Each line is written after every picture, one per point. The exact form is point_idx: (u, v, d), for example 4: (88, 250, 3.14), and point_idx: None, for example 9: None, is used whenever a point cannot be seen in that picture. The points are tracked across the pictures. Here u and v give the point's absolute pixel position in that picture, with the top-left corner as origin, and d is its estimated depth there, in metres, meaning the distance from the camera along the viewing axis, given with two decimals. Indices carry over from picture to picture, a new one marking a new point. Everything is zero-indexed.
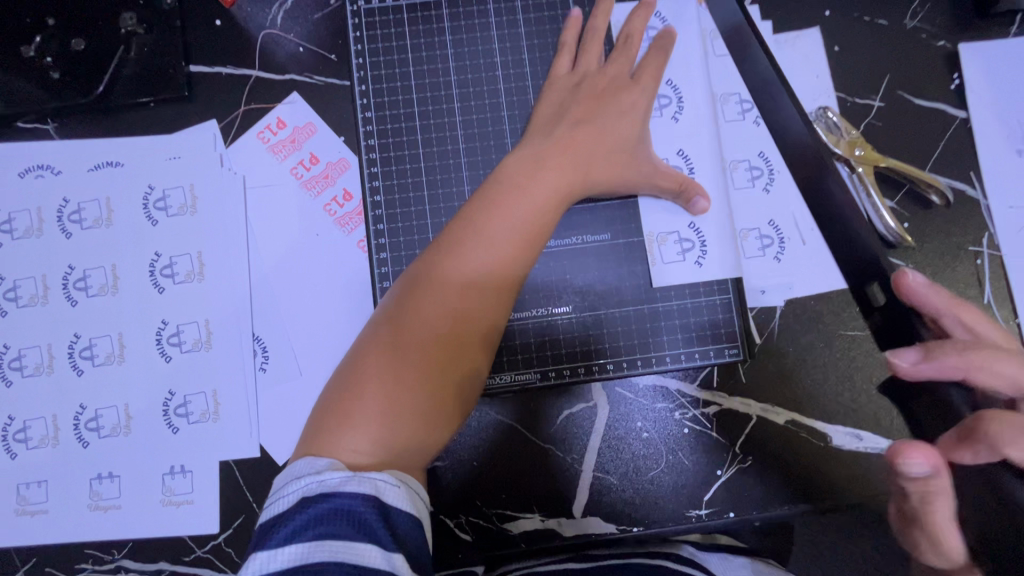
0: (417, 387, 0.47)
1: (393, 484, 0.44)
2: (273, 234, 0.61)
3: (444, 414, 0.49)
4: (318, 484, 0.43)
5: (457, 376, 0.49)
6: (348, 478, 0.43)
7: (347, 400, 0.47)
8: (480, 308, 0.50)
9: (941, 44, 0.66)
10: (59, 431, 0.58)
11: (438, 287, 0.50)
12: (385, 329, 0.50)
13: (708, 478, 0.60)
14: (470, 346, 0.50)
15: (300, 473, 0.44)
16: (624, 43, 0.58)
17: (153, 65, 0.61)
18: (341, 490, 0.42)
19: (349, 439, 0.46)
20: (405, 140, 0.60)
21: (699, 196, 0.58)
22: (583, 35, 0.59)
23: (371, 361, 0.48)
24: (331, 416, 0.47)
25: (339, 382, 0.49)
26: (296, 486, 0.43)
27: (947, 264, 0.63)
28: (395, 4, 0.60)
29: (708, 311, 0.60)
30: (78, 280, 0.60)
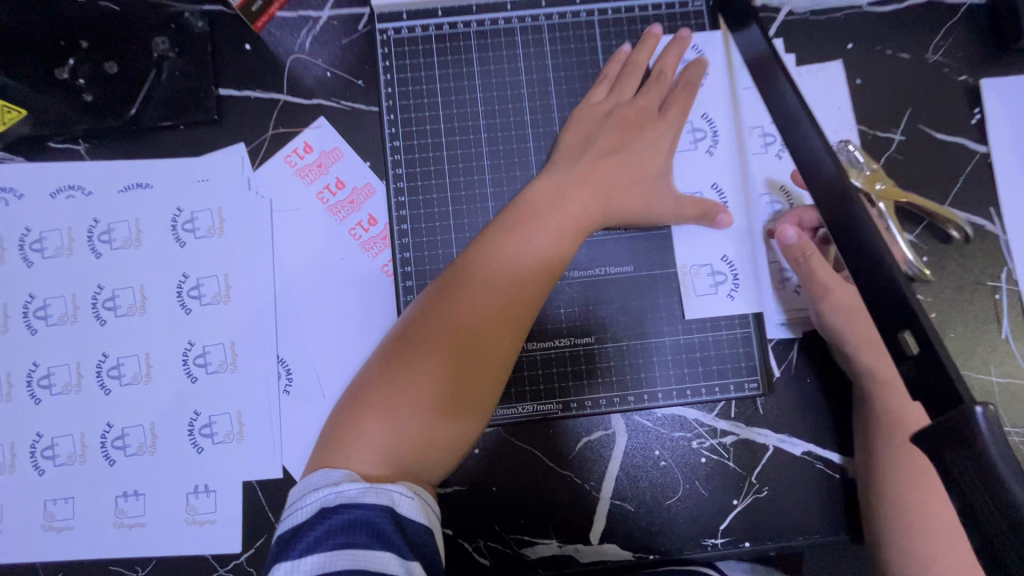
0: (423, 404, 0.48)
1: (408, 496, 0.46)
2: (299, 257, 0.62)
3: (453, 433, 0.50)
4: (336, 495, 0.44)
5: (468, 398, 0.50)
6: (366, 489, 0.44)
7: (361, 413, 0.49)
8: (489, 330, 0.50)
9: (963, 79, 0.66)
10: (86, 448, 0.59)
11: (453, 309, 0.51)
12: (396, 347, 0.51)
13: (724, 508, 0.60)
14: (478, 367, 0.50)
15: (316, 485, 0.46)
16: (655, 78, 0.59)
17: (184, 89, 0.62)
18: (360, 501, 0.43)
19: (357, 451, 0.47)
20: (432, 170, 0.61)
21: (721, 212, 0.59)
22: (623, 68, 0.60)
23: (382, 377, 0.50)
24: (342, 429, 0.49)
25: (354, 396, 0.51)
26: (313, 498, 0.45)
27: (965, 298, 0.64)
28: (423, 33, 0.61)
29: (729, 345, 0.60)
30: (106, 299, 0.61)
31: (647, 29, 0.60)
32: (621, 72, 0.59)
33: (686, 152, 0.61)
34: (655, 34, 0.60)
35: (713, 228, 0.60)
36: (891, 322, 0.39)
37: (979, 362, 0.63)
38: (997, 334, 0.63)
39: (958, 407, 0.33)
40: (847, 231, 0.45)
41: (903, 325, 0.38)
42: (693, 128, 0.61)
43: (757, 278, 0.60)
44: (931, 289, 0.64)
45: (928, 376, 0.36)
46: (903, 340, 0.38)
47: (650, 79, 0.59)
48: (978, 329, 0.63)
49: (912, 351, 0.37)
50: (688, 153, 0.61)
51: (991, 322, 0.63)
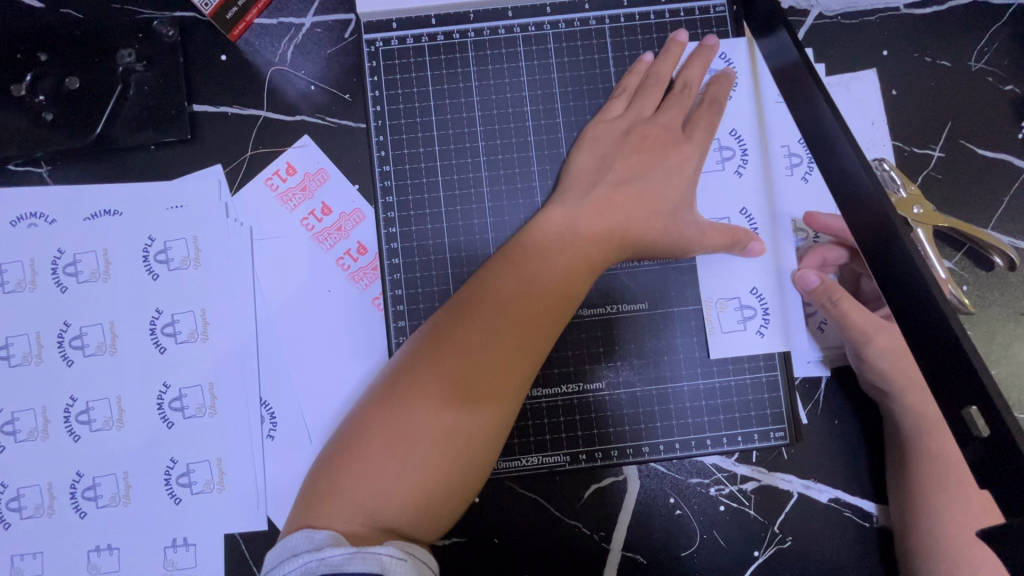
0: (415, 457, 0.43)
1: (399, 557, 0.39)
2: (282, 289, 0.57)
3: (448, 489, 0.44)
4: (319, 563, 0.38)
5: (465, 449, 0.44)
6: (351, 555, 0.38)
7: (345, 465, 0.44)
8: (491, 375, 0.45)
9: (1008, 89, 0.60)
10: (55, 500, 0.55)
11: (450, 350, 0.45)
12: (387, 391, 0.46)
13: (744, 560, 0.56)
14: (478, 417, 0.45)
15: (296, 549, 0.40)
16: (679, 91, 0.53)
17: (153, 106, 0.57)
18: (345, 570, 0.38)
19: (341, 508, 0.42)
20: (426, 197, 0.55)
21: (754, 240, 0.54)
22: (644, 81, 0.54)
23: (370, 425, 0.45)
24: (323, 482, 0.44)
25: (338, 444, 0.46)
26: (294, 564, 0.39)
27: (1008, 331, 0.58)
28: (416, 44, 0.55)
29: (754, 390, 0.55)
30: (74, 337, 0.56)
31: (672, 35, 0.55)
32: (641, 86, 0.54)
33: (712, 173, 0.55)
34: (679, 42, 0.54)
35: (743, 257, 0.55)
36: (953, 393, 0.34)
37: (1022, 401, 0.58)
38: None
39: None
40: (893, 277, 0.39)
41: (967, 398, 0.33)
42: (720, 147, 0.55)
43: (788, 315, 0.55)
44: (971, 321, 0.58)
45: (1001, 463, 0.31)
46: (968, 417, 0.33)
47: (673, 93, 0.53)
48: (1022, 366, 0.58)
49: (979, 432, 0.32)
50: (715, 175, 0.55)
51: None
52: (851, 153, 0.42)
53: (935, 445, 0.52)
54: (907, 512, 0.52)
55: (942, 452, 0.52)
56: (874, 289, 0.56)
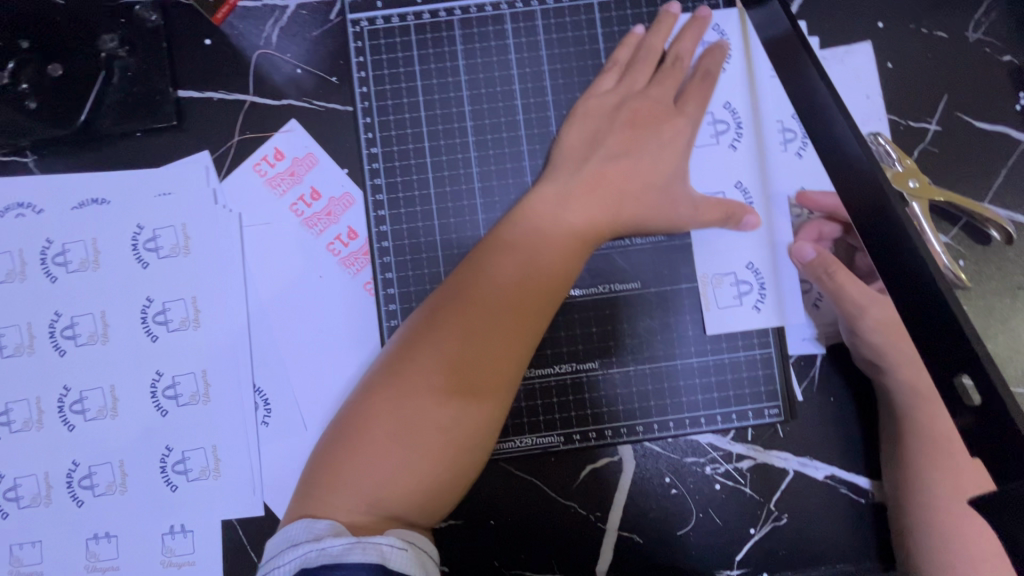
0: (414, 445, 0.43)
1: (400, 547, 0.40)
2: (273, 275, 0.56)
3: (448, 475, 0.44)
4: (319, 553, 0.39)
5: (464, 434, 0.44)
6: (351, 545, 0.39)
7: (343, 455, 0.44)
8: (487, 360, 0.45)
9: (1006, 60, 0.59)
10: (52, 489, 0.55)
11: (443, 336, 0.45)
12: (384, 378, 0.46)
13: (740, 537, 0.56)
14: (476, 402, 0.45)
15: (296, 540, 0.41)
16: (671, 64, 0.52)
17: (138, 93, 0.56)
18: (344, 560, 0.38)
19: (343, 497, 0.42)
20: (415, 179, 0.54)
21: (749, 213, 0.53)
22: (635, 54, 0.53)
23: (368, 413, 0.45)
24: (324, 472, 0.44)
25: (337, 433, 0.46)
26: (294, 554, 0.39)
27: (1004, 306, 0.58)
28: (401, 24, 0.55)
29: (748, 367, 0.55)
30: (65, 327, 0.56)
31: (663, 8, 0.53)
32: (632, 59, 0.53)
33: (707, 147, 0.54)
34: (672, 14, 0.53)
35: (739, 231, 0.54)
36: (944, 363, 0.34)
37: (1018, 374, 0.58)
38: None
39: None
40: (884, 248, 0.39)
41: (959, 367, 0.32)
42: (715, 120, 0.54)
43: (783, 289, 0.54)
44: (967, 296, 0.58)
45: (993, 432, 0.30)
46: (962, 388, 0.32)
47: (664, 66, 0.52)
48: (1019, 340, 0.58)
49: (972, 401, 0.32)
50: (709, 149, 0.54)
51: None
52: (843, 122, 0.41)
53: (928, 418, 0.52)
54: (902, 487, 0.52)
55: (937, 425, 0.52)
56: (868, 264, 0.54)
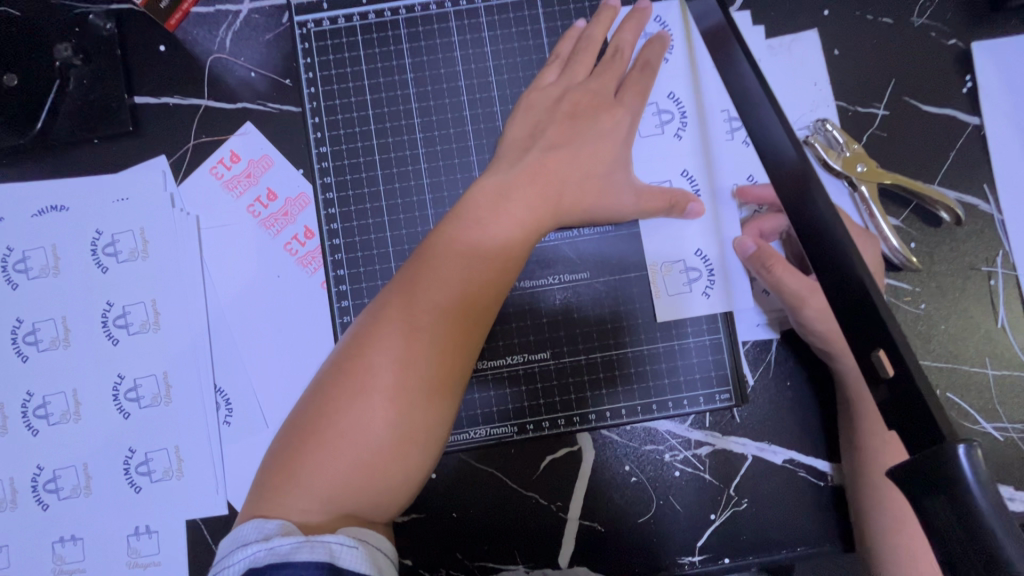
0: (371, 441, 0.42)
1: (351, 545, 0.39)
2: (230, 274, 0.57)
3: (404, 469, 0.43)
4: (268, 553, 0.38)
5: (418, 427, 0.44)
6: (300, 545, 0.38)
7: (296, 455, 0.43)
8: (443, 352, 0.45)
9: (952, 43, 0.60)
10: (17, 494, 0.55)
11: (392, 329, 0.44)
12: (339, 373, 0.44)
13: (701, 524, 0.56)
14: (432, 396, 0.44)
15: (247, 539, 0.40)
16: (612, 55, 0.53)
17: (93, 101, 0.57)
18: (293, 559, 0.37)
19: (297, 497, 0.41)
20: (364, 176, 0.55)
21: (693, 201, 0.54)
22: (577, 47, 0.54)
23: (322, 409, 0.44)
24: (278, 471, 0.43)
25: (290, 433, 0.44)
26: (243, 555, 0.38)
27: (956, 286, 0.59)
28: (348, 24, 0.55)
29: (699, 353, 0.55)
30: (27, 334, 0.56)
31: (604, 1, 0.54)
32: (574, 52, 0.54)
33: (652, 136, 0.55)
34: (612, 6, 0.54)
35: (684, 219, 0.55)
36: (861, 338, 0.34)
37: (971, 353, 0.58)
38: (993, 323, 0.58)
39: (937, 444, 0.29)
40: (810, 229, 0.39)
41: (875, 341, 0.33)
42: (659, 110, 0.55)
43: (732, 275, 0.55)
44: (920, 277, 0.59)
45: (905, 403, 0.31)
46: (877, 360, 0.33)
47: (606, 58, 0.53)
48: (972, 319, 0.58)
49: (886, 372, 0.33)
50: (653, 138, 0.55)
51: (987, 310, 0.58)
52: (770, 110, 0.42)
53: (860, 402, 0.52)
54: (856, 468, 0.52)
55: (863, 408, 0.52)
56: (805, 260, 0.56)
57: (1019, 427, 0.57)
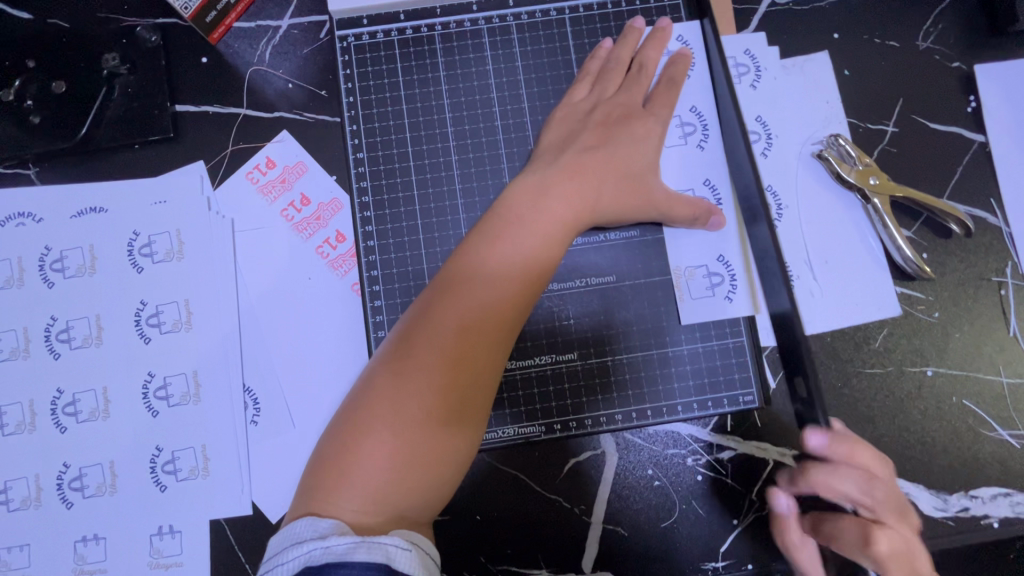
0: (416, 441, 0.44)
1: (404, 547, 0.41)
2: (263, 275, 0.58)
3: (447, 464, 0.45)
4: (323, 552, 0.39)
5: (460, 423, 0.46)
6: (356, 545, 0.39)
7: (345, 456, 0.44)
8: (481, 353, 0.46)
9: (956, 66, 0.63)
10: (42, 492, 0.55)
11: (435, 330, 0.46)
12: (381, 376, 0.46)
13: (724, 529, 0.56)
14: (472, 396, 0.46)
15: (301, 536, 0.41)
16: (637, 71, 0.56)
17: (137, 108, 0.59)
18: (349, 559, 0.39)
19: (349, 498, 0.43)
20: (399, 182, 0.57)
21: (716, 214, 0.55)
22: (603, 65, 0.57)
23: (369, 409, 0.45)
24: (328, 471, 0.44)
25: (337, 432, 0.46)
26: (298, 552, 0.40)
27: (967, 296, 0.60)
28: (386, 39, 0.58)
29: (721, 356, 0.57)
30: (60, 331, 0.57)
31: (629, 22, 0.58)
32: (602, 69, 0.57)
33: (675, 147, 0.57)
34: (636, 28, 0.57)
35: (707, 230, 0.56)
36: None
37: (987, 361, 0.60)
38: (1006, 332, 0.60)
39: None
40: None
41: None
42: (682, 123, 0.58)
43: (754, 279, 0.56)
44: (933, 287, 0.60)
45: None
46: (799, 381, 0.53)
47: (631, 74, 0.56)
48: (986, 328, 0.60)
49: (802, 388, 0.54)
50: (677, 149, 0.57)
51: (999, 318, 0.60)
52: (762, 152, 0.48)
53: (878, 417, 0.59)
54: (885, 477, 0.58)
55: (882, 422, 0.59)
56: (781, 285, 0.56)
57: None
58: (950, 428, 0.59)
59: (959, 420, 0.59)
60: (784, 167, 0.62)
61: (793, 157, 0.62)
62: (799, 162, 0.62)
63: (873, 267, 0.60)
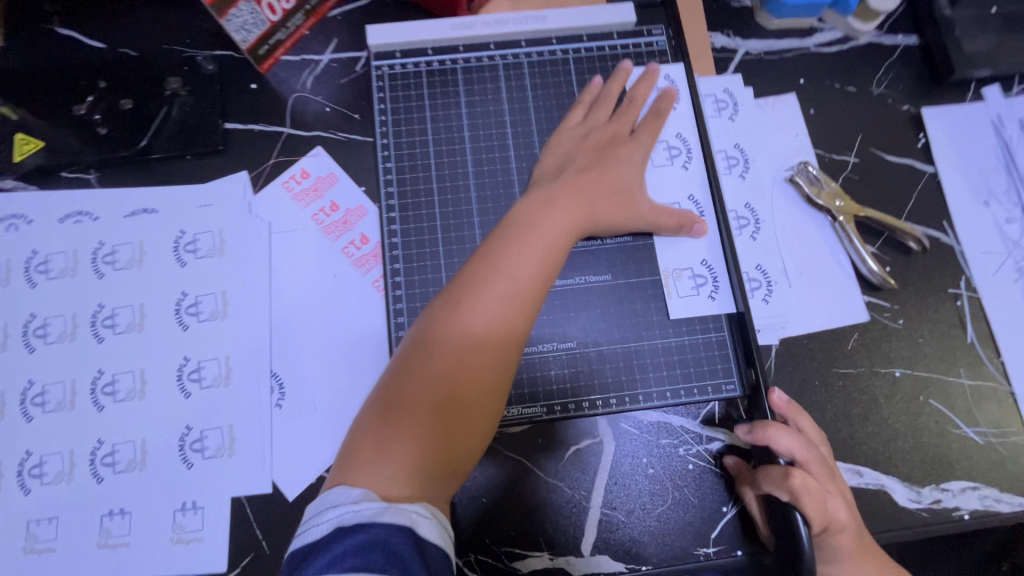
0: (443, 421, 0.49)
1: (426, 515, 0.45)
2: (294, 271, 0.65)
3: (469, 439, 0.50)
4: (354, 514, 0.44)
5: (481, 401, 0.51)
6: (383, 509, 0.44)
7: (379, 432, 0.49)
8: (500, 342, 0.52)
9: (906, 108, 0.73)
10: (75, 466, 0.59)
11: (459, 319, 0.52)
12: (411, 362, 0.51)
13: (714, 516, 0.60)
14: (492, 377, 0.51)
15: (335, 501, 0.46)
16: (628, 104, 0.65)
17: (192, 124, 0.67)
18: (377, 520, 0.44)
19: (383, 469, 0.47)
20: (422, 188, 0.65)
21: (699, 223, 0.63)
22: (597, 97, 0.66)
23: (399, 390, 0.50)
24: (363, 447, 0.49)
25: (371, 412, 0.51)
26: (333, 514, 0.45)
27: (928, 305, 0.67)
28: (415, 69, 0.67)
29: (705, 348, 0.63)
30: (106, 317, 0.63)
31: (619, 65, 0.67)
32: (595, 101, 0.66)
33: (663, 167, 0.66)
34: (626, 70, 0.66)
35: (691, 237, 0.64)
36: None
37: (948, 364, 0.66)
38: (964, 338, 0.66)
39: None
40: None
41: None
42: (669, 147, 0.66)
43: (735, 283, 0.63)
44: (897, 297, 0.67)
45: None
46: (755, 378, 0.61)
47: (623, 105, 0.65)
48: (945, 334, 0.66)
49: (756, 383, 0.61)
50: (665, 168, 0.66)
51: (957, 326, 0.67)
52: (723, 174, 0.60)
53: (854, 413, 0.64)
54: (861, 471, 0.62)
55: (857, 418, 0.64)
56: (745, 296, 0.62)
57: (995, 432, 0.64)
58: (919, 425, 0.64)
59: (926, 418, 0.64)
60: (761, 188, 0.70)
61: (768, 180, 0.70)
62: (773, 185, 0.70)
63: (843, 276, 0.67)
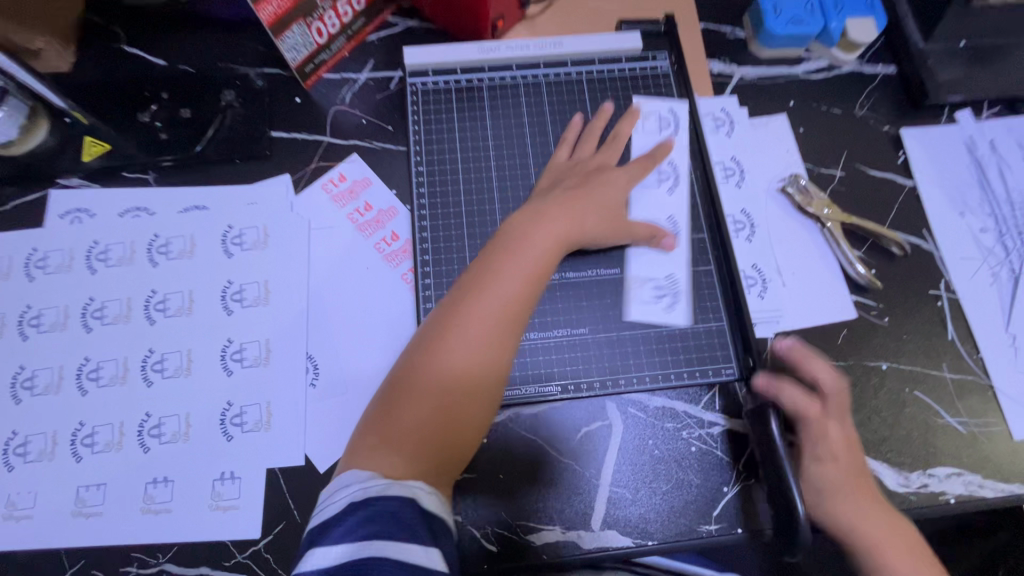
0: (439, 415, 0.55)
1: (427, 490, 0.51)
2: (331, 263, 0.71)
3: (465, 429, 0.56)
4: (363, 491, 0.50)
5: (476, 395, 0.56)
6: (390, 484, 0.50)
7: (384, 423, 0.55)
8: (493, 341, 0.58)
9: (887, 129, 0.80)
10: (124, 437, 0.64)
11: (455, 322, 0.58)
12: (414, 361, 0.57)
13: (716, 495, 0.64)
14: (486, 373, 0.57)
15: (346, 482, 0.51)
16: (613, 138, 0.73)
17: (243, 131, 0.75)
18: (385, 494, 0.49)
19: (387, 455, 0.53)
20: (450, 189, 0.72)
21: (667, 237, 0.70)
22: (582, 133, 0.74)
23: (403, 386, 0.56)
24: (371, 436, 0.55)
25: (378, 406, 0.57)
26: (344, 492, 0.50)
27: (912, 305, 0.73)
28: (445, 86, 0.76)
29: (706, 336, 0.69)
30: (158, 302, 0.68)
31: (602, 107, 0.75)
32: (578, 136, 0.74)
33: (651, 187, 0.73)
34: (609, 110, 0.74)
35: (659, 250, 0.71)
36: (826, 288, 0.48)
37: (931, 359, 0.71)
38: (945, 335, 0.72)
39: None
40: None
41: None
42: (660, 172, 0.73)
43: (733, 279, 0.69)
44: (883, 296, 0.73)
45: None
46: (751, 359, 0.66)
47: (608, 140, 0.73)
48: (928, 331, 0.72)
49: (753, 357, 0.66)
50: (652, 189, 0.73)
51: (938, 324, 0.72)
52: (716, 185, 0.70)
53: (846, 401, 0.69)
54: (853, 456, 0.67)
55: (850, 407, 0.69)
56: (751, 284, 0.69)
57: (977, 422, 0.69)
58: (906, 415, 0.69)
59: (913, 408, 0.69)
60: (756, 197, 0.76)
61: (762, 190, 0.77)
62: (767, 194, 0.77)
63: (833, 277, 0.73)
